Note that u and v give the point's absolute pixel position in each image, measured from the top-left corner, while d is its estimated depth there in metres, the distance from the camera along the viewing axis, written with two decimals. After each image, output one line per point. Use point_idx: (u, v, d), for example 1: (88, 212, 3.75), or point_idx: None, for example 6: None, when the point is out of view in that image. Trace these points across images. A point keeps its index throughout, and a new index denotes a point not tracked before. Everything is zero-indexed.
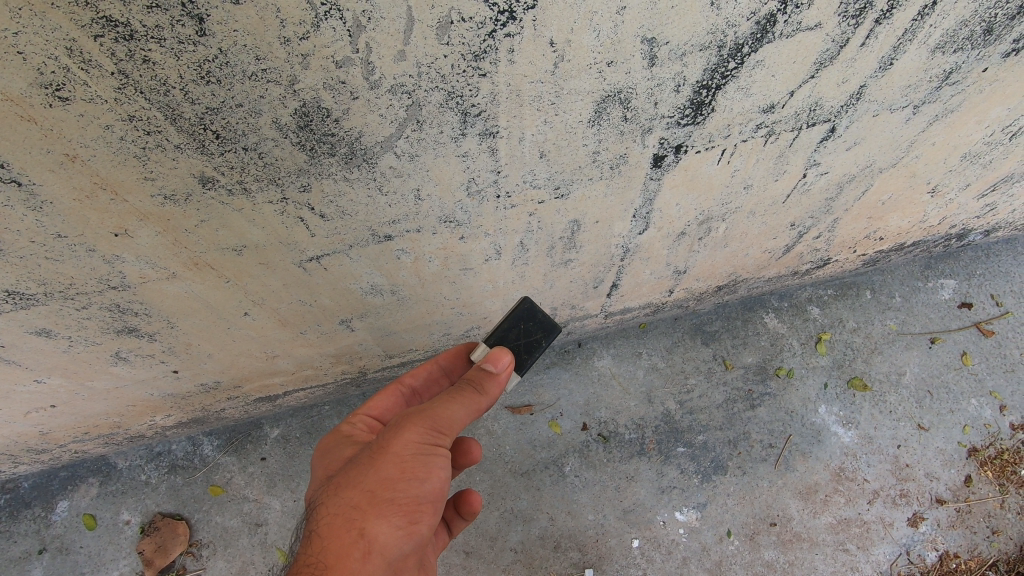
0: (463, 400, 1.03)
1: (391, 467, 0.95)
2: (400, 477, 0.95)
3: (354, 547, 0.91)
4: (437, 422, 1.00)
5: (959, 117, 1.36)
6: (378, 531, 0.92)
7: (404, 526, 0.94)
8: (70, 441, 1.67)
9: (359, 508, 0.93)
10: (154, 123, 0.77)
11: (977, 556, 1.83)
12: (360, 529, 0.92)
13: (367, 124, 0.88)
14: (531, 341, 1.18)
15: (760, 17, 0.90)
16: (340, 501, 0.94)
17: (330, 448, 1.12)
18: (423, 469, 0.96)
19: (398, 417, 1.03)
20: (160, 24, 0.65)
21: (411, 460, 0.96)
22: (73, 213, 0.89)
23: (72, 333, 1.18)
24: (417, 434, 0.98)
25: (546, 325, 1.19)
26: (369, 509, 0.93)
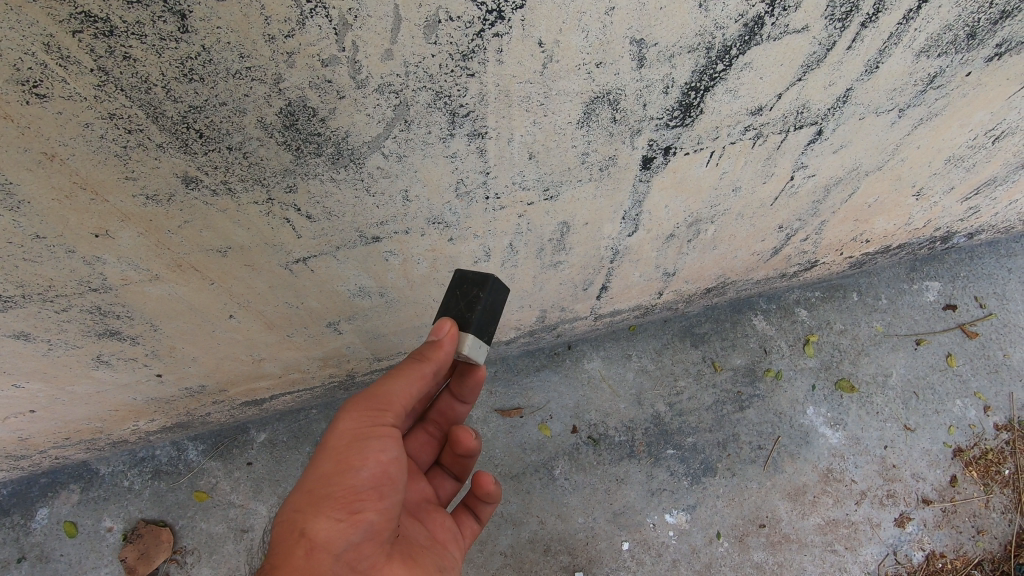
0: (400, 375, 1.03)
1: (326, 462, 0.96)
2: (334, 469, 0.95)
3: (298, 546, 0.92)
4: (372, 405, 1.01)
5: (942, 121, 1.38)
6: (318, 528, 0.92)
7: (344, 519, 0.93)
8: (51, 447, 1.63)
9: (300, 508, 0.94)
10: (135, 122, 0.76)
11: (963, 556, 1.85)
12: (301, 528, 0.93)
13: (354, 124, 0.87)
14: (469, 300, 1.05)
15: (748, 19, 0.91)
16: (284, 508, 0.96)
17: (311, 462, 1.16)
18: (357, 457, 0.96)
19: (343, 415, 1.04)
20: (141, 20, 0.64)
21: (344, 450, 0.97)
22: (51, 214, 0.87)
23: (51, 336, 1.15)
24: (351, 422, 0.99)
25: (480, 279, 1.06)
26: (308, 508, 0.94)
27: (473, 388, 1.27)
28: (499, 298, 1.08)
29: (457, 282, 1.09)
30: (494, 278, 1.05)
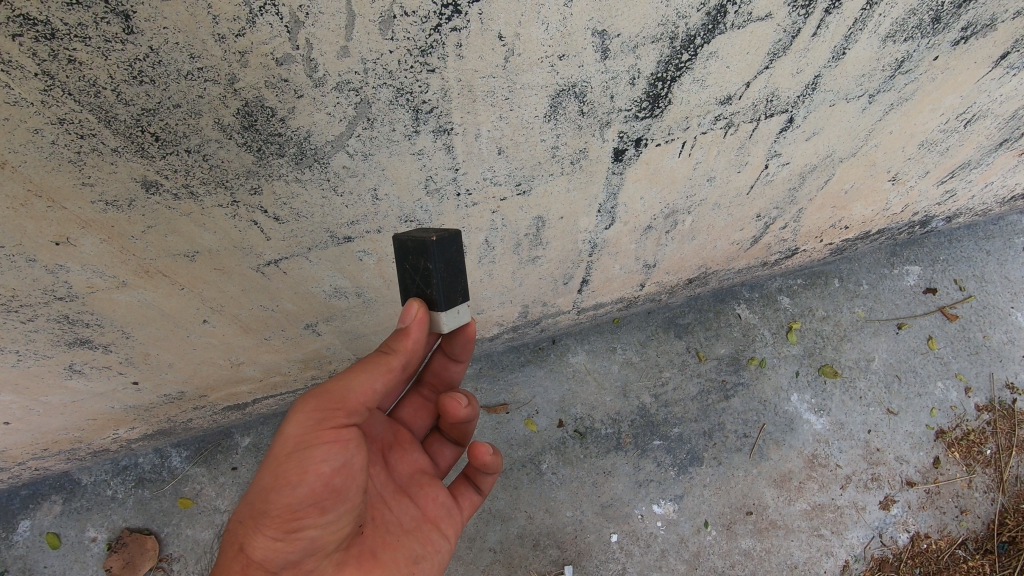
0: (360, 371, 1.01)
1: (266, 477, 1.00)
2: (272, 486, 0.99)
3: (238, 559, 1.02)
4: (318, 411, 1.00)
5: (913, 106, 1.39)
6: (256, 544, 1.01)
7: (279, 538, 1.01)
8: (30, 458, 1.61)
9: (243, 523, 1.03)
10: (86, 127, 0.74)
11: (946, 535, 1.88)
12: (242, 543, 1.02)
13: (315, 123, 0.85)
14: (422, 274, 0.95)
15: (710, 8, 0.90)
16: (235, 510, 1.05)
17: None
18: (294, 473, 0.98)
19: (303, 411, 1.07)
20: (83, 21, 0.63)
21: (281, 466, 0.99)
22: (8, 223, 0.85)
23: (19, 347, 1.14)
24: (296, 430, 1.00)
25: (421, 247, 0.94)
26: (249, 525, 1.02)
27: (463, 348, 1.22)
28: (456, 254, 0.96)
29: (401, 253, 0.98)
30: (435, 242, 0.92)
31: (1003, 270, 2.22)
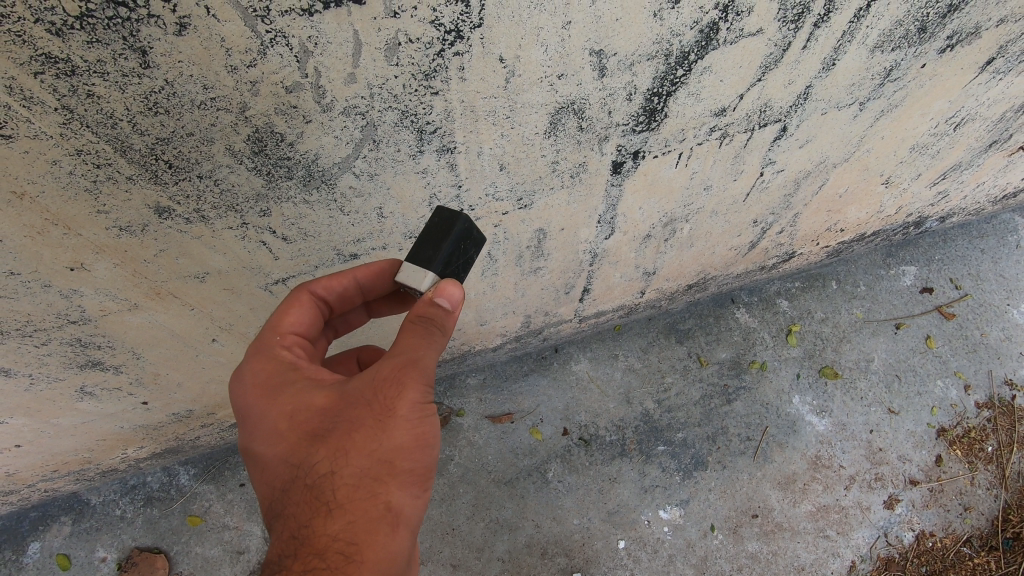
0: (437, 346, 0.90)
1: (404, 436, 0.86)
2: (414, 445, 0.87)
3: (383, 521, 0.86)
4: (433, 371, 0.89)
5: (903, 112, 1.42)
6: (401, 502, 0.87)
7: (422, 492, 0.90)
8: (40, 480, 1.62)
9: (379, 480, 0.86)
10: (103, 156, 0.77)
11: (951, 533, 1.89)
12: (386, 502, 0.86)
13: (322, 146, 0.88)
14: (469, 262, 0.98)
15: (703, 26, 0.93)
16: (351, 471, 0.85)
17: (270, 377, 0.92)
18: (433, 434, 0.89)
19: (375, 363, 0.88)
20: (102, 58, 0.65)
21: (421, 425, 0.88)
22: (25, 251, 0.87)
23: (32, 371, 1.15)
24: (420, 392, 0.87)
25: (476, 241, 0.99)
26: (389, 482, 0.86)
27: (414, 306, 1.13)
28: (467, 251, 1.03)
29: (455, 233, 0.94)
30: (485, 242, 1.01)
31: (998, 268, 2.25)
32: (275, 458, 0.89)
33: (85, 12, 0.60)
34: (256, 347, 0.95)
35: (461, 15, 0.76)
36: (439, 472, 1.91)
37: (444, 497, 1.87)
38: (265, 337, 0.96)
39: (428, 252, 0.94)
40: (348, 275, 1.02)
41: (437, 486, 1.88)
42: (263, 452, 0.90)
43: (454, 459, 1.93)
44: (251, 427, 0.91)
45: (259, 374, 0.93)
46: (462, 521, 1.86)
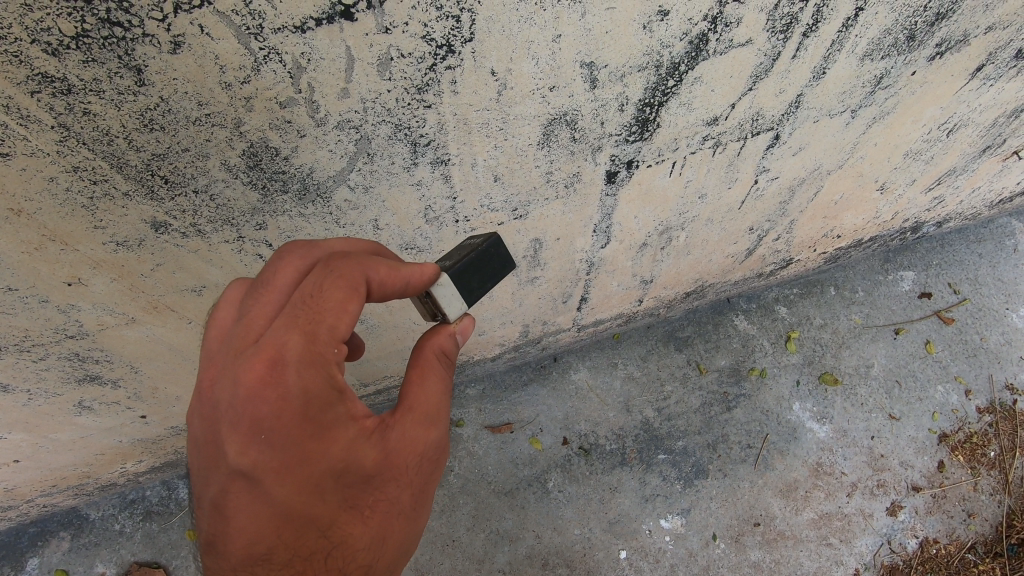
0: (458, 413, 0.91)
1: (423, 516, 0.88)
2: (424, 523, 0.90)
3: None
4: None
5: (895, 119, 1.43)
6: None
7: None
8: (38, 495, 1.62)
9: (394, 561, 0.86)
10: (99, 173, 0.78)
11: (955, 540, 1.88)
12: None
13: (317, 160, 0.89)
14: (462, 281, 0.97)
15: (692, 37, 0.94)
16: (377, 554, 0.83)
17: (316, 408, 0.75)
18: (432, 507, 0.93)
19: (422, 426, 0.83)
20: (97, 76, 0.66)
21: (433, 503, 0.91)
22: (22, 267, 0.88)
23: (30, 386, 1.16)
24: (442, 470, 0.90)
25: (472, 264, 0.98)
26: (399, 561, 0.88)
27: None
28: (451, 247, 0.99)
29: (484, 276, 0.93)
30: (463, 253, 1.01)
31: (996, 272, 2.26)
32: (290, 503, 0.77)
33: (81, 32, 0.61)
34: (301, 356, 0.73)
35: (453, 30, 0.78)
36: (439, 483, 1.91)
37: (444, 509, 1.87)
38: (312, 345, 0.74)
39: (477, 283, 0.92)
40: (403, 275, 0.80)
41: (437, 497, 1.87)
42: (275, 490, 0.76)
43: (453, 470, 1.92)
44: (268, 455, 0.74)
45: (303, 399, 0.74)
46: (462, 532, 1.85)
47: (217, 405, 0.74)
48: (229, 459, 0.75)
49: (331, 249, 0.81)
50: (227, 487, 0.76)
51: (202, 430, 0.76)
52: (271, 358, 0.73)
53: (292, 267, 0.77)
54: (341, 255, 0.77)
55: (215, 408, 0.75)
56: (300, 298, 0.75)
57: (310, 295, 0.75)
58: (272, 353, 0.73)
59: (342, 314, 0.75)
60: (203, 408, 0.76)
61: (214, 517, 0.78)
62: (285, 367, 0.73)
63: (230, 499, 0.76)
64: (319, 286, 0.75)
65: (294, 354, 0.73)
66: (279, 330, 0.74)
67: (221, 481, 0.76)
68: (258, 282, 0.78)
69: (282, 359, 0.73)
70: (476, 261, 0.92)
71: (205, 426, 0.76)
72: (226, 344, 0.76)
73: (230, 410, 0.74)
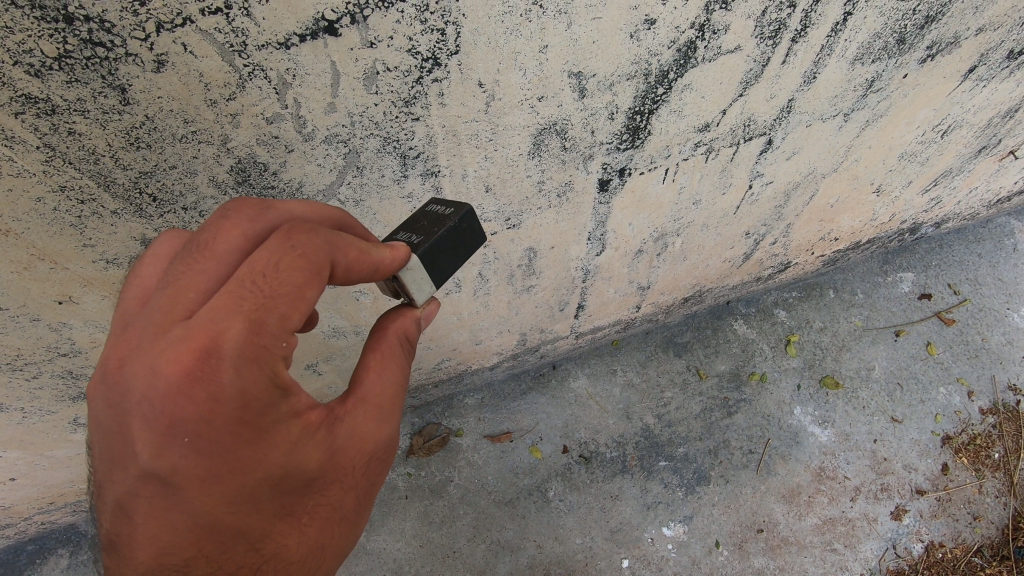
0: None
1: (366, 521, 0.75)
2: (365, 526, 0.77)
3: None
4: None
5: (888, 121, 1.42)
6: None
7: None
8: (37, 513, 1.61)
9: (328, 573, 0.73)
10: (86, 192, 0.78)
11: (961, 543, 1.86)
12: None
13: (306, 174, 0.88)
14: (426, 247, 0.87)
15: (680, 45, 0.94)
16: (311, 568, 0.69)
17: (256, 407, 0.59)
18: None
19: (377, 420, 0.69)
20: (82, 96, 0.66)
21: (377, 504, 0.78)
22: (12, 286, 0.87)
23: (24, 404, 1.15)
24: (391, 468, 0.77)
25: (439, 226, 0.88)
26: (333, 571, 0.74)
27: None
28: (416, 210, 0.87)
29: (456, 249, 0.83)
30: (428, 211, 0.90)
31: (996, 272, 2.24)
32: (214, 517, 0.61)
33: (63, 53, 0.61)
34: (241, 347, 0.57)
35: (438, 43, 0.78)
36: (439, 494, 1.89)
37: (444, 519, 1.85)
38: (257, 335, 0.57)
39: (448, 265, 0.81)
40: (375, 258, 0.67)
41: (437, 508, 1.86)
42: (197, 500, 0.60)
43: (453, 480, 1.91)
44: (189, 461, 0.58)
45: (240, 401, 0.58)
46: (463, 543, 1.83)
47: (125, 394, 0.57)
48: (137, 462, 0.58)
49: (287, 213, 0.65)
50: (131, 494, 0.59)
51: (103, 418, 0.59)
52: (201, 347, 0.56)
53: (240, 232, 0.61)
54: (306, 225, 0.61)
55: (122, 398, 0.57)
56: (247, 274, 0.58)
57: (261, 274, 0.58)
58: (203, 340, 0.56)
59: (300, 302, 0.59)
60: (106, 392, 0.59)
61: (114, 522, 0.61)
62: (220, 360, 0.56)
63: (133, 507, 0.60)
64: (276, 263, 0.58)
65: (233, 345, 0.57)
66: (215, 311, 0.57)
67: (125, 486, 0.59)
68: (193, 242, 0.61)
69: (215, 349, 0.56)
70: (447, 240, 0.81)
71: (107, 416, 0.59)
72: (142, 314, 0.59)
73: (143, 403, 0.57)
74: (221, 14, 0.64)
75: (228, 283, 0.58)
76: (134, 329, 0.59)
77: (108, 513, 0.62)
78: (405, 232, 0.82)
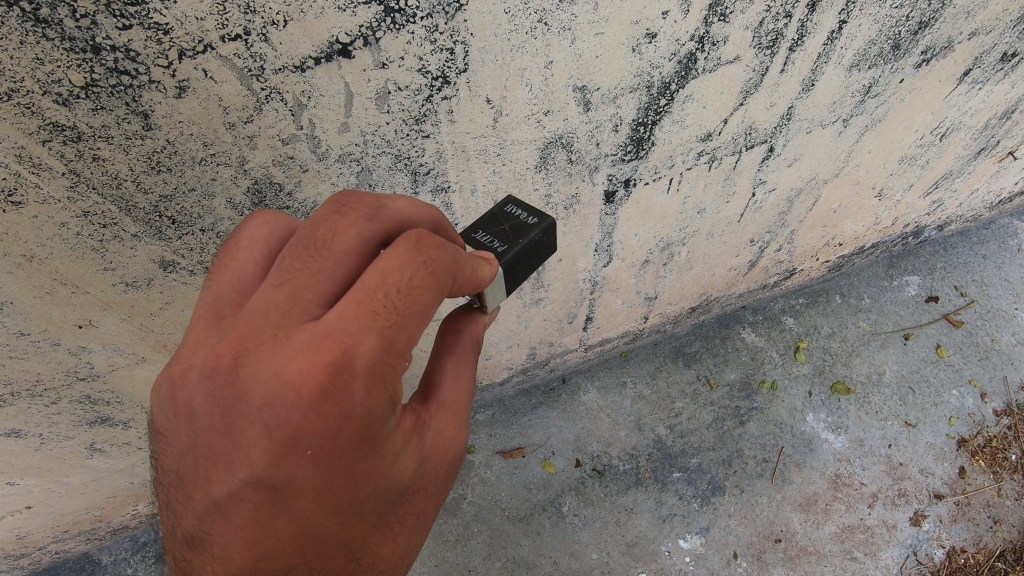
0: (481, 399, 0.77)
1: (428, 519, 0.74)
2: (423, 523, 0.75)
3: None
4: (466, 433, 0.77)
5: (887, 125, 1.45)
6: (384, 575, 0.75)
7: None
8: (51, 542, 1.59)
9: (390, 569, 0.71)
10: (108, 216, 0.80)
11: (983, 548, 1.83)
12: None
13: (320, 194, 0.91)
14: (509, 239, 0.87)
15: (681, 57, 0.97)
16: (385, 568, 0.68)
17: (376, 422, 0.56)
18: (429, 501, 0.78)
19: (457, 426, 0.68)
20: (107, 123, 0.68)
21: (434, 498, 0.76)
22: (34, 311, 0.89)
23: (42, 430, 1.15)
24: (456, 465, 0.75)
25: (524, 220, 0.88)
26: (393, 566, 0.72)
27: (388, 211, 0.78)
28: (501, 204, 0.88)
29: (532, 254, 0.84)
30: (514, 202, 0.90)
31: (1002, 273, 2.25)
32: (317, 526, 0.59)
33: (90, 82, 0.64)
34: (373, 362, 0.54)
35: (447, 62, 0.80)
36: (453, 511, 1.88)
37: (458, 537, 1.84)
38: (387, 353, 0.55)
39: (521, 276, 0.83)
40: (478, 273, 0.66)
41: (451, 527, 1.84)
42: (306, 509, 0.58)
43: (466, 498, 1.90)
44: (307, 471, 0.56)
45: (365, 417, 0.55)
46: (478, 561, 1.81)
47: (244, 397, 0.54)
48: (252, 469, 0.55)
49: (397, 215, 0.63)
50: (233, 499, 0.56)
51: (209, 415, 0.56)
52: (333, 360, 0.53)
53: (357, 234, 0.59)
54: (432, 239, 0.59)
55: (242, 399, 0.55)
56: (377, 283, 0.55)
57: (393, 289, 0.55)
58: (335, 353, 0.53)
59: (425, 321, 0.57)
60: (220, 392, 0.55)
61: (206, 521, 0.58)
62: (351, 375, 0.54)
63: (235, 511, 0.57)
64: (407, 278, 0.56)
65: (366, 360, 0.54)
66: (346, 323, 0.54)
67: (230, 488, 0.56)
68: (309, 240, 0.59)
69: (347, 363, 0.53)
70: (528, 252, 0.82)
71: (218, 414, 0.56)
72: (257, 312, 0.56)
73: (264, 409, 0.54)
74: (241, 40, 0.66)
75: (357, 293, 0.55)
76: (252, 326, 0.56)
77: (198, 512, 0.59)
78: (486, 234, 0.83)
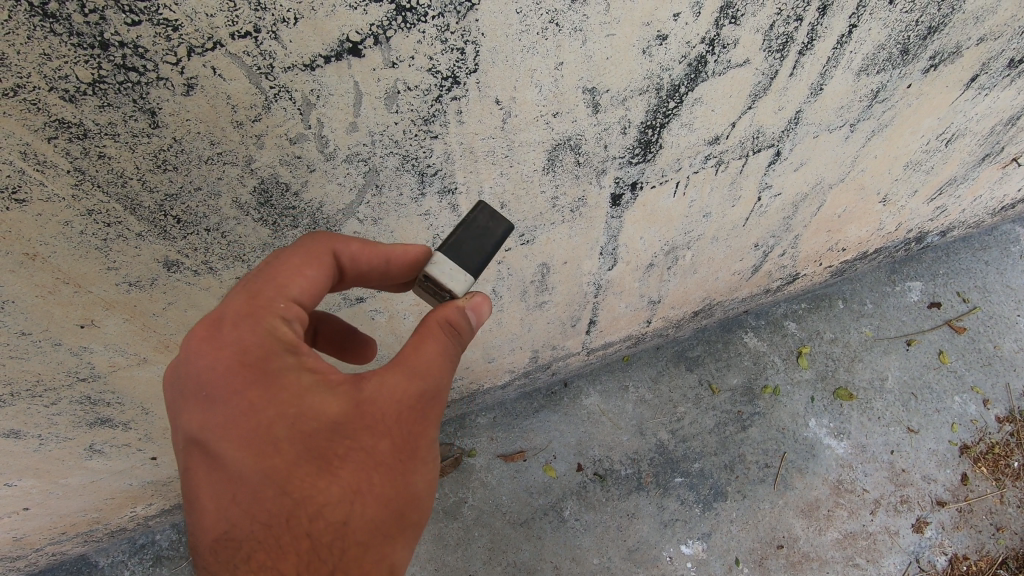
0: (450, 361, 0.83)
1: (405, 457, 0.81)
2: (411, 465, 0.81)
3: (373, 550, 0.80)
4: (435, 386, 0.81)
5: (894, 130, 1.44)
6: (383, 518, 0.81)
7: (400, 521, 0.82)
8: (48, 544, 1.58)
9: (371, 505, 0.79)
10: (113, 215, 0.78)
11: (985, 556, 1.83)
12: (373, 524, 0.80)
13: (326, 194, 0.90)
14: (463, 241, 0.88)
15: (691, 59, 0.96)
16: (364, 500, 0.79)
17: (267, 357, 0.76)
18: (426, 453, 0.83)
19: (388, 380, 0.80)
20: (113, 120, 0.67)
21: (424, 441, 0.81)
22: (36, 310, 0.88)
23: (41, 431, 1.14)
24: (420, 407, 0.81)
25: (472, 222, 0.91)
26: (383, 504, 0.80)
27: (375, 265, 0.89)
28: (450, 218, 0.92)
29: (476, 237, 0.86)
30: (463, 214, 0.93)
31: (1004, 279, 2.25)
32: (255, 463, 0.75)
33: (97, 78, 0.62)
34: (247, 308, 0.77)
35: (458, 62, 0.79)
36: (454, 515, 1.87)
37: (459, 541, 1.83)
38: (256, 302, 0.78)
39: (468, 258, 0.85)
40: (380, 252, 0.87)
41: (452, 531, 1.83)
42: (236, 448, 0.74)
43: (467, 502, 1.89)
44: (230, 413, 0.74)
45: (253, 354, 0.75)
46: (478, 566, 1.80)
47: (177, 383, 0.76)
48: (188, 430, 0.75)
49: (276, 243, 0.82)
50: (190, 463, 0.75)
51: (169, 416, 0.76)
52: (215, 318, 0.77)
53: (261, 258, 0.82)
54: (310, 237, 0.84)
55: (175, 382, 0.76)
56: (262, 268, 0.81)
57: (266, 270, 0.80)
58: (221, 311, 0.77)
59: (306, 278, 0.80)
60: (173, 394, 0.76)
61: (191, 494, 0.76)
62: (232, 322, 0.76)
63: (194, 472, 0.75)
64: (283, 260, 0.80)
65: (237, 311, 0.77)
66: (232, 300, 0.77)
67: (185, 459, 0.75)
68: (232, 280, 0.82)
69: (228, 317, 0.76)
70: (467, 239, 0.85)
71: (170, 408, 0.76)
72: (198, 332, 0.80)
73: (183, 377, 0.76)
74: (250, 38, 0.66)
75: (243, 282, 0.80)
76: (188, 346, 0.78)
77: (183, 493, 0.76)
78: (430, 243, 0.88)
